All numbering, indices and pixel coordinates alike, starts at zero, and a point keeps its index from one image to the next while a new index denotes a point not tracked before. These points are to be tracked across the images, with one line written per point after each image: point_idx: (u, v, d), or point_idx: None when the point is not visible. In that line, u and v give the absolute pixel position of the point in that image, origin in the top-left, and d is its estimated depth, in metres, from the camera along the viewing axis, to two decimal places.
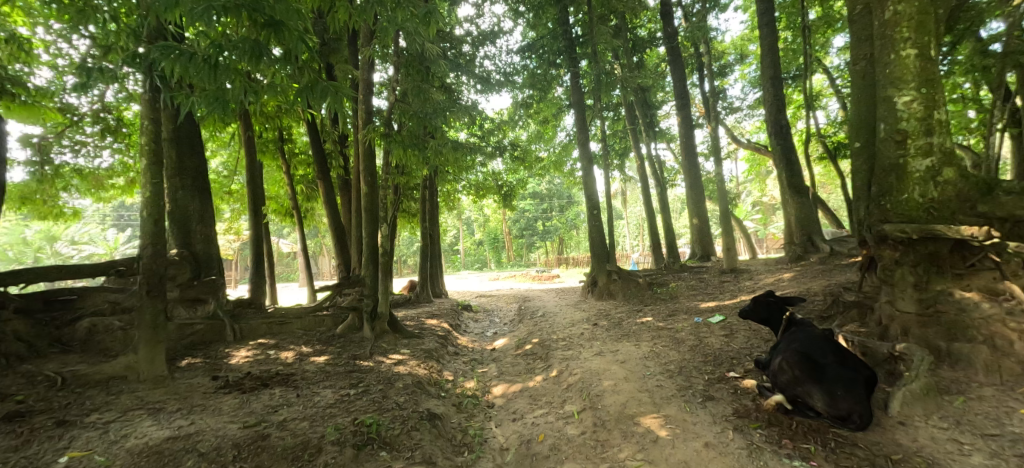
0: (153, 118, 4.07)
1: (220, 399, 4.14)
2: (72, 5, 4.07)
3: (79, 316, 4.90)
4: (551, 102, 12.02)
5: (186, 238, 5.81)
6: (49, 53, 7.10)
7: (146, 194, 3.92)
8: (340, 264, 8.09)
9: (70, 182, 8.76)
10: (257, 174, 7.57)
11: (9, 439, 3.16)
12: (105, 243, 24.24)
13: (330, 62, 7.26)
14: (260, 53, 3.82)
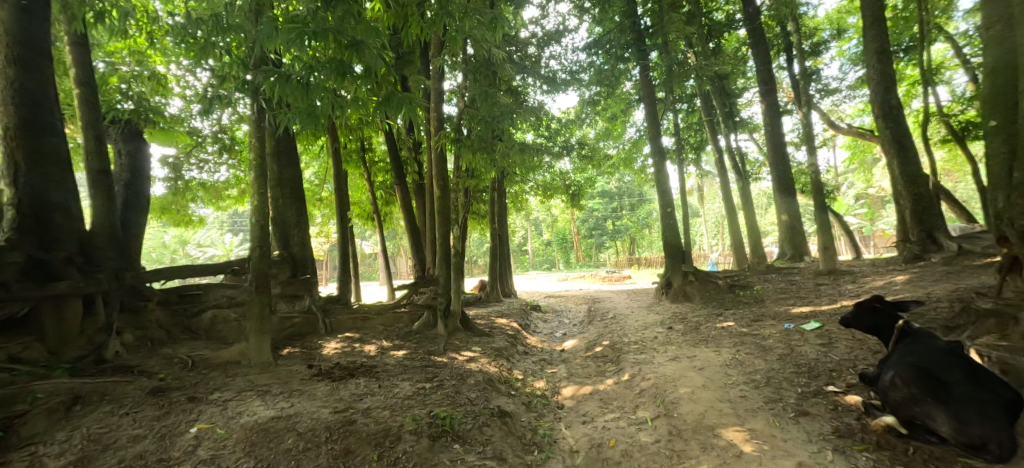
0: (259, 135, 4.64)
1: (314, 385, 4.61)
2: (196, 43, 4.77)
3: (204, 308, 5.73)
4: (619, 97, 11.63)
5: (284, 240, 6.54)
6: (179, 85, 8.34)
7: (254, 202, 4.47)
8: (416, 264, 8.57)
9: (197, 194, 10.22)
10: (342, 182, 8.26)
11: (155, 410, 3.80)
12: (221, 246, 28.02)
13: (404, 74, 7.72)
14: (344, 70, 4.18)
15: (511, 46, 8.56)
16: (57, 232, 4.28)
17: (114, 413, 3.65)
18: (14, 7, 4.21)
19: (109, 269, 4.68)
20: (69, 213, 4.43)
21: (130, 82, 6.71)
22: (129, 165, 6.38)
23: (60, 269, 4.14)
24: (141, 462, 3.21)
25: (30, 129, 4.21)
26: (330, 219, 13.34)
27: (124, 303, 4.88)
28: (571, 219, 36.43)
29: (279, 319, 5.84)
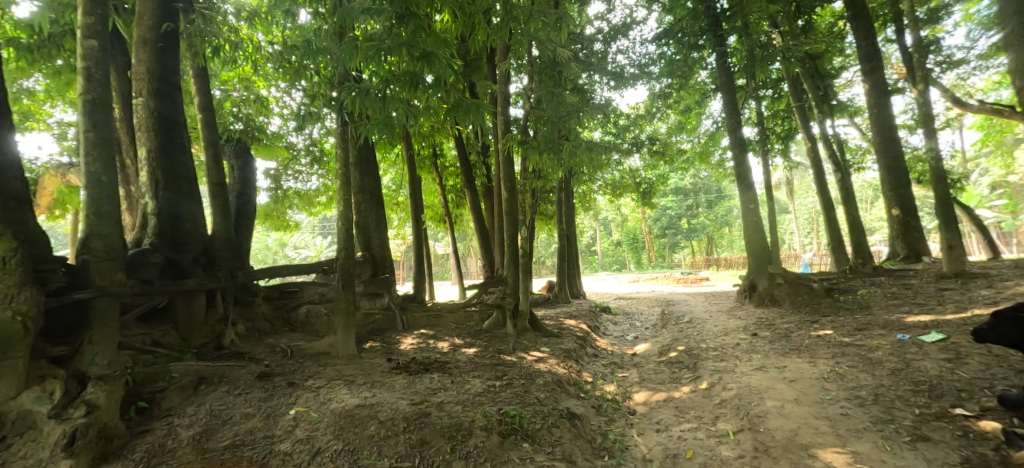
0: (344, 147, 5.08)
1: (393, 377, 4.94)
2: (291, 67, 5.34)
3: (301, 303, 6.39)
4: (692, 88, 10.92)
5: (366, 242, 7.08)
6: (278, 105, 9.36)
7: (340, 207, 4.89)
8: (486, 264, 8.79)
9: (293, 201, 11.41)
10: (417, 186, 8.72)
11: (261, 392, 4.33)
12: (313, 247, 30.92)
13: (473, 81, 7.95)
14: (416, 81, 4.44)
15: (575, 44, 8.44)
16: (187, 236, 5.06)
17: (230, 393, 4.21)
18: (154, 49, 5.02)
19: (226, 268, 5.42)
20: (195, 220, 5.21)
21: (240, 106, 7.70)
22: (240, 178, 7.32)
23: (188, 267, 4.90)
24: (251, 438, 3.67)
25: (166, 151, 5.02)
26: (405, 222, 14.14)
27: (238, 298, 5.60)
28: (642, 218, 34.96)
29: (363, 315, 6.34)
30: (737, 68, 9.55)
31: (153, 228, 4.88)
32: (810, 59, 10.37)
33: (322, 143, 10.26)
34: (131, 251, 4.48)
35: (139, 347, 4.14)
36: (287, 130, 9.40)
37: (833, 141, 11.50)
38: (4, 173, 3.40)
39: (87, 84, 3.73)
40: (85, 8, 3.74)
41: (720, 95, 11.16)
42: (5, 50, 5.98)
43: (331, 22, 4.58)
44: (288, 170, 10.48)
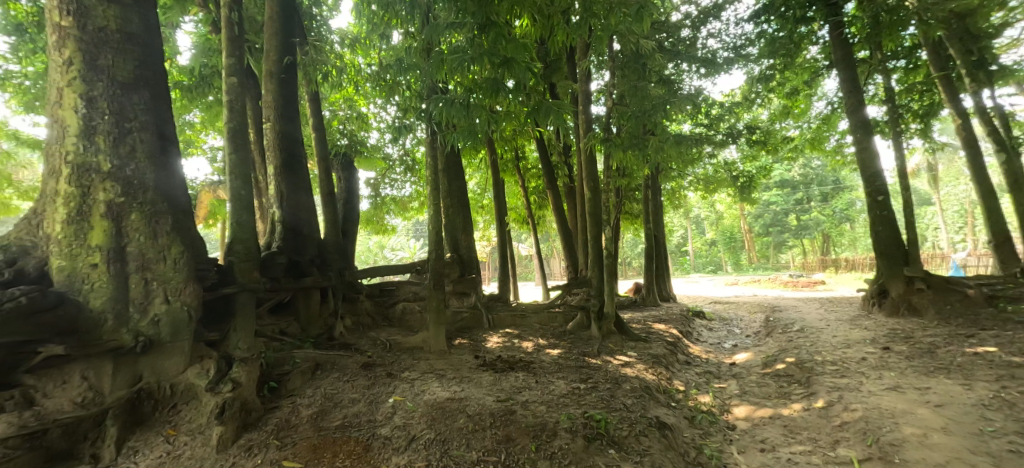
0: (433, 154, 5.43)
1: (480, 374, 5.16)
2: (386, 84, 5.84)
3: (397, 300, 6.95)
4: (799, 66, 9.68)
5: (455, 244, 7.47)
6: (376, 120, 10.27)
7: (431, 211, 5.23)
8: (569, 265, 8.73)
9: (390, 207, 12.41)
10: (501, 189, 8.98)
11: (365, 380, 4.80)
12: (409, 249, 33.28)
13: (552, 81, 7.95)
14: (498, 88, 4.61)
15: (659, 34, 8.02)
16: (305, 240, 5.78)
17: (339, 379, 4.74)
18: (279, 79, 5.83)
19: (335, 268, 6.11)
20: (311, 226, 5.97)
21: (344, 124, 8.65)
22: (346, 187, 8.19)
23: (306, 267, 5.62)
24: (356, 420, 4.10)
25: (288, 166, 5.82)
26: (490, 224, 14.59)
27: (345, 294, 6.28)
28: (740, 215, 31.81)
29: (452, 313, 6.69)
30: (856, 39, 8.24)
31: (280, 233, 5.72)
32: (957, 18, 8.61)
33: (414, 152, 11.02)
34: (262, 254, 5.28)
35: (269, 335, 4.85)
36: (383, 142, 10.27)
37: (993, 115, 9.42)
38: (179, 190, 4.25)
39: (231, 114, 4.45)
40: (228, 50, 4.45)
41: (835, 72, 9.72)
42: (173, 91, 7.38)
43: (421, 40, 4.95)
44: (386, 178, 11.43)
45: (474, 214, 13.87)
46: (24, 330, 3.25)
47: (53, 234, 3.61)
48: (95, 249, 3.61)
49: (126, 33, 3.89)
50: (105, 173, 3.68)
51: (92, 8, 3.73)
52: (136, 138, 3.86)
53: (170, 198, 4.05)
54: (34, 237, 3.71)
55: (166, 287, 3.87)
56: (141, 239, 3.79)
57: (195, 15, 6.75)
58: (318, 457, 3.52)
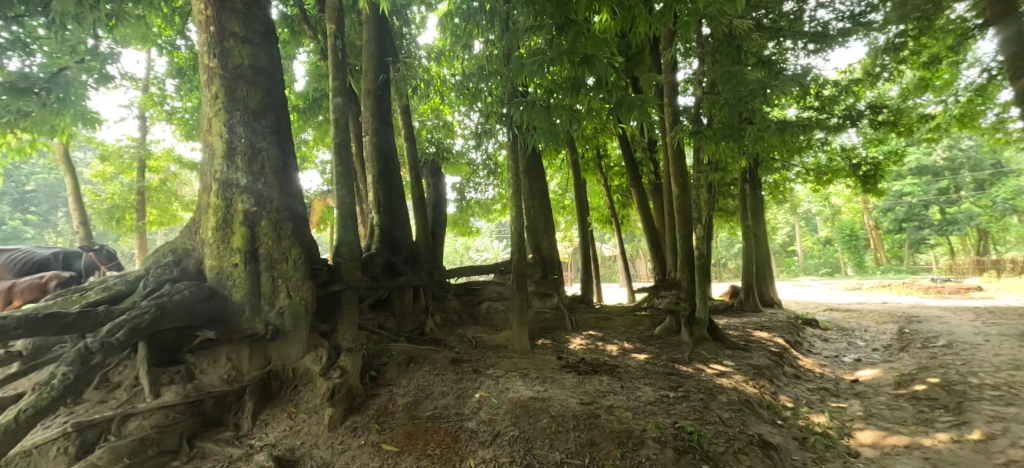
0: (515, 157, 5.57)
1: (563, 375, 5.17)
2: (469, 92, 6.10)
3: (483, 299, 7.22)
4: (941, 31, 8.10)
5: (537, 245, 7.58)
6: (461, 127, 10.77)
7: (513, 213, 5.37)
8: (656, 266, 8.32)
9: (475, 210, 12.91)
10: (583, 189, 8.86)
11: (454, 374, 5.08)
12: (494, 249, 34.22)
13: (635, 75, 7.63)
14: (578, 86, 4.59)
15: (755, 12, 7.29)
16: (399, 242, 6.29)
17: (430, 372, 5.06)
18: (375, 96, 6.43)
19: (426, 268, 6.54)
20: (404, 229, 6.48)
21: (432, 132, 9.25)
22: (434, 192, 8.74)
23: (400, 267, 6.11)
24: (446, 412, 4.35)
25: (383, 175, 6.42)
26: (571, 224, 14.45)
27: (435, 293, 6.69)
28: (863, 209, 27.42)
29: (535, 313, 6.75)
30: None
31: (379, 235, 6.30)
32: None
33: (496, 156, 11.34)
34: (363, 255, 5.88)
35: (370, 329, 5.35)
36: (467, 148, 10.73)
37: None
38: (297, 199, 4.86)
39: (336, 131, 4.99)
40: (334, 75, 4.99)
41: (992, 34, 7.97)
42: (292, 114, 8.49)
43: (501, 47, 5.11)
44: (470, 182, 11.93)
45: (556, 215, 13.86)
46: (189, 317, 4.01)
47: (207, 238, 4.37)
48: (236, 251, 4.31)
49: (256, 67, 4.55)
50: (242, 187, 4.37)
51: (231, 49, 4.43)
52: (264, 156, 4.52)
53: (291, 206, 4.68)
54: (192, 242, 4.54)
55: (288, 284, 4.47)
56: (269, 242, 4.43)
57: (308, 46, 7.69)
58: (412, 444, 3.82)
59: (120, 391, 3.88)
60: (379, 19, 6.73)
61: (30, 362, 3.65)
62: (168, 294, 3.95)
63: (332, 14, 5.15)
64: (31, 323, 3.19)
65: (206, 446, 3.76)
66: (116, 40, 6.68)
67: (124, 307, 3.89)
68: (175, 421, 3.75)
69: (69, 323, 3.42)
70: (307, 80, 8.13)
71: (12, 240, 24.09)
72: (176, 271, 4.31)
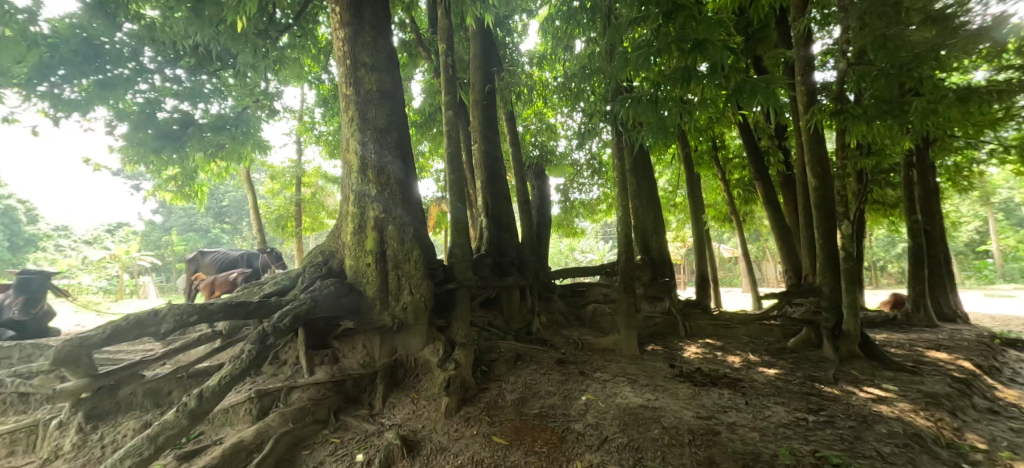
0: (620, 155, 5.42)
1: (676, 385, 4.91)
2: (573, 93, 6.08)
3: (588, 301, 7.17)
4: None
5: (646, 245, 7.35)
6: (564, 128, 10.80)
7: (620, 214, 5.30)
8: (788, 268, 7.33)
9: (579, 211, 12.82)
10: (696, 185, 8.23)
11: (561, 375, 5.13)
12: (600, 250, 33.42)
13: (758, 53, 6.78)
14: (688, 74, 4.28)
15: None
16: (506, 244, 6.63)
17: (537, 371, 5.18)
18: (480, 106, 6.90)
19: (532, 269, 6.72)
20: (510, 231, 6.76)
21: (536, 136, 9.50)
22: (539, 194, 8.99)
23: (508, 267, 6.41)
24: (553, 411, 4.42)
25: (491, 180, 6.83)
26: (684, 223, 13.46)
27: (541, 293, 6.80)
28: None
29: (643, 317, 6.57)
30: None
31: (488, 238, 6.69)
32: None
33: (601, 155, 11.13)
34: (473, 256, 6.30)
35: (480, 325, 5.66)
36: (571, 149, 10.74)
37: None
38: (417, 205, 5.37)
39: (449, 141, 5.42)
40: (446, 89, 5.42)
41: None
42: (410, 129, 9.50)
43: (603, 45, 5.04)
44: (574, 183, 11.90)
45: (666, 214, 13.06)
46: (335, 309, 4.72)
47: (347, 241, 5.09)
48: (369, 252, 4.93)
49: (382, 90, 5.18)
50: (373, 197, 5.00)
51: (362, 77, 5.10)
52: (389, 169, 5.10)
53: (412, 212, 5.20)
54: (334, 245, 5.33)
55: (410, 282, 4.96)
56: (394, 245, 4.97)
57: (424, 66, 8.49)
58: (520, 439, 3.96)
59: (286, 367, 4.76)
60: (484, 32, 7.13)
61: (226, 338, 4.63)
62: (320, 289, 4.72)
63: (443, 36, 5.58)
64: (230, 308, 4.09)
65: (348, 419, 4.35)
66: (280, 80, 8.23)
67: (289, 297, 4.73)
68: (325, 395, 4.44)
69: (253, 309, 4.30)
70: (423, 97, 9.04)
71: (213, 243, 30.82)
72: (324, 269, 5.13)
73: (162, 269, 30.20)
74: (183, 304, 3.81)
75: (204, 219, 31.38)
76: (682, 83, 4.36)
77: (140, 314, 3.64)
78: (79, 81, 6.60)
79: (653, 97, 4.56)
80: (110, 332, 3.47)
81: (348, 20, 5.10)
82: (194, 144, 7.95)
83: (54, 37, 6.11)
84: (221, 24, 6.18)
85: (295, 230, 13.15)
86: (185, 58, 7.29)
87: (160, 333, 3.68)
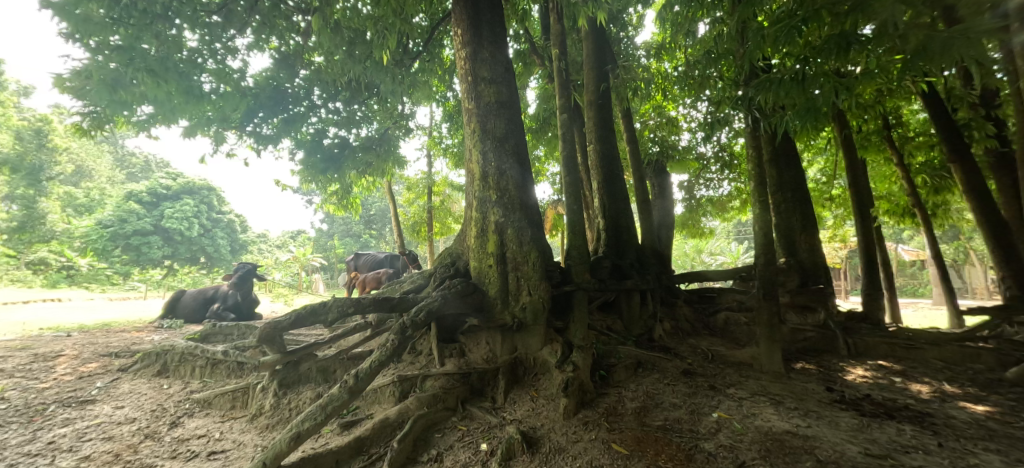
0: (756, 145, 4.88)
1: (835, 413, 4.16)
2: (697, 81, 5.58)
3: (719, 309, 6.65)
4: None
5: (791, 247, 6.75)
6: (687, 121, 10.05)
7: (756, 210, 4.77)
8: (1008, 276, 5.66)
9: (706, 209, 11.81)
10: (859, 174, 6.91)
11: (688, 387, 4.77)
12: (733, 251, 30.15)
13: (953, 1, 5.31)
14: (848, 42, 3.48)
15: None
16: (625, 245, 6.52)
17: (661, 381, 4.89)
18: (594, 106, 6.95)
19: (654, 272, 6.43)
20: (629, 232, 6.59)
21: (655, 132, 9.06)
22: (659, 193, 8.64)
23: (627, 270, 6.22)
24: (678, 426, 4.12)
25: (608, 180, 6.78)
26: (844, 220, 11.42)
27: (664, 299, 6.44)
28: None
29: (791, 330, 5.96)
30: None
31: (606, 240, 6.59)
32: None
33: (733, 146, 10.07)
34: (591, 259, 6.26)
35: (599, 329, 5.56)
36: (697, 142, 9.97)
37: None
38: (533, 208, 5.50)
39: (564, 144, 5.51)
40: (560, 93, 5.51)
41: None
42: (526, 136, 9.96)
43: (734, 25, 4.54)
44: (700, 180, 10.97)
45: (818, 209, 11.18)
46: (462, 306, 5.09)
47: (471, 244, 5.51)
48: (490, 255, 5.24)
49: (500, 101, 5.48)
50: (494, 202, 5.31)
51: (482, 91, 5.47)
52: (508, 175, 5.36)
53: (529, 215, 5.39)
54: (461, 247, 5.79)
55: (528, 283, 5.13)
56: (513, 247, 5.20)
57: (537, 73, 8.76)
58: (642, 451, 3.78)
59: (421, 357, 5.30)
60: (596, 31, 7.08)
61: (375, 328, 5.38)
62: (449, 288, 5.15)
63: (556, 40, 5.82)
64: (377, 302, 4.76)
65: (473, 410, 4.66)
66: (414, 103, 9.38)
67: (423, 295, 5.28)
68: (454, 385, 4.82)
69: (395, 304, 4.90)
70: (537, 103, 9.41)
71: (365, 247, 36.30)
72: (452, 270, 5.62)
73: (328, 268, 36.71)
74: (344, 297, 4.54)
75: (358, 226, 36.97)
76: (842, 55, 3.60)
77: (313, 304, 4.52)
78: (271, 120, 8.55)
79: (799, 74, 3.90)
80: (294, 317, 4.41)
81: (468, 40, 5.53)
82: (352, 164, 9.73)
83: (256, 88, 7.97)
84: (367, 59, 7.35)
85: (428, 234, 14.68)
86: (343, 92, 8.70)
87: (327, 320, 4.48)
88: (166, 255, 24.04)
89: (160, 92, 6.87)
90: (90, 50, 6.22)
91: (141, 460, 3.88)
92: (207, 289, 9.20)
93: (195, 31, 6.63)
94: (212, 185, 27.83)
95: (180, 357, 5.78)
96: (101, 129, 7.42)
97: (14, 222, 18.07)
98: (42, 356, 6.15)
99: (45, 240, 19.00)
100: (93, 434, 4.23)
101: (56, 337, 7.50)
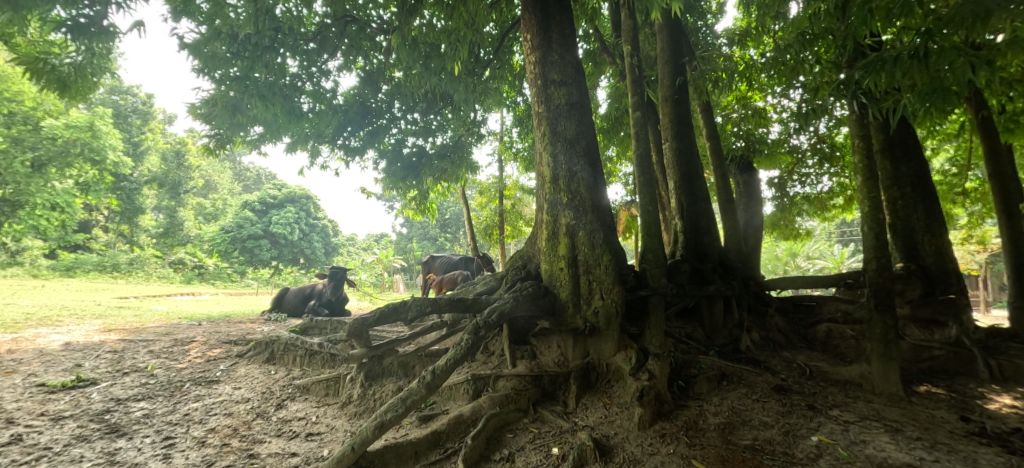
0: (863, 134, 4.28)
1: (974, 448, 3.49)
2: (786, 66, 5.06)
3: (820, 320, 5.96)
4: None
5: (912, 251, 5.87)
6: (777, 112, 9.18)
7: (865, 209, 4.19)
8: None
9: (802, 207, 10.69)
10: (1005, 163, 5.78)
11: (782, 405, 4.31)
12: (836, 254, 26.76)
13: None
14: (989, 7, 2.89)
15: None
16: (707, 248, 6.12)
17: (748, 396, 4.48)
18: (670, 101, 6.64)
19: (740, 277, 5.96)
20: (712, 234, 6.18)
21: (739, 125, 8.39)
22: (745, 192, 8.14)
23: (709, 275, 5.81)
24: (770, 447, 3.73)
25: (687, 180, 6.47)
26: (981, 217, 9.72)
27: (752, 306, 5.92)
28: None
29: (912, 348, 5.18)
30: None
31: (684, 242, 6.24)
32: None
33: (835, 137, 9.01)
34: (668, 263, 5.94)
35: (678, 336, 5.26)
36: (789, 134, 9.07)
37: None
38: (604, 209, 5.33)
39: (637, 143, 5.34)
40: (632, 91, 5.36)
41: None
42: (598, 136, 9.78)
43: (832, 1, 4.03)
44: (795, 176, 9.94)
45: (946, 206, 9.61)
46: (534, 309, 5.09)
47: (542, 248, 5.53)
48: (562, 258, 5.19)
49: (570, 102, 5.44)
50: (564, 205, 5.27)
51: (552, 93, 5.47)
52: (579, 177, 5.29)
53: (603, 217, 5.26)
54: (532, 250, 5.81)
55: (601, 286, 4.99)
56: (585, 250, 5.11)
57: (608, 72, 8.57)
58: None
59: (493, 357, 5.36)
60: (669, 24, 6.78)
61: (450, 327, 5.59)
62: (521, 289, 5.17)
63: (627, 37, 5.67)
64: (452, 302, 4.92)
65: (544, 412, 4.62)
66: (485, 109, 9.68)
67: (496, 296, 5.37)
68: (525, 387, 4.81)
69: (469, 305, 5.03)
70: (608, 103, 9.23)
71: None
72: (524, 272, 5.67)
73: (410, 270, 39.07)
74: (422, 297, 4.78)
75: (434, 229, 38.58)
76: (980, 25, 2.96)
77: (396, 303, 4.83)
78: (358, 133, 9.39)
79: (921, 49, 3.25)
80: (379, 314, 4.76)
81: (538, 45, 5.57)
82: (429, 171, 10.54)
83: (346, 105, 8.76)
84: (443, 71, 7.89)
85: (500, 237, 15.00)
86: (420, 104, 9.30)
87: (407, 318, 4.75)
88: (273, 257, 27.27)
89: (269, 112, 7.86)
90: (215, 81, 7.35)
91: (253, 435, 4.43)
92: (308, 285, 10.36)
93: (296, 58, 7.51)
94: (309, 194, 31.00)
95: (285, 347, 6.51)
96: (223, 148, 8.63)
97: (161, 228, 24.07)
98: (180, 341, 7.31)
99: (183, 243, 24.72)
100: (218, 409, 4.95)
101: (190, 326, 8.86)
